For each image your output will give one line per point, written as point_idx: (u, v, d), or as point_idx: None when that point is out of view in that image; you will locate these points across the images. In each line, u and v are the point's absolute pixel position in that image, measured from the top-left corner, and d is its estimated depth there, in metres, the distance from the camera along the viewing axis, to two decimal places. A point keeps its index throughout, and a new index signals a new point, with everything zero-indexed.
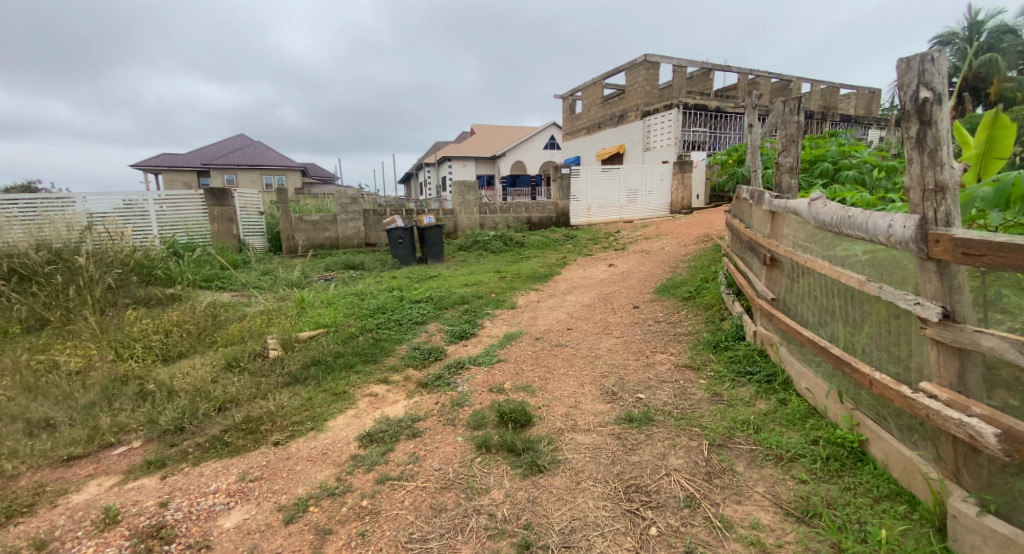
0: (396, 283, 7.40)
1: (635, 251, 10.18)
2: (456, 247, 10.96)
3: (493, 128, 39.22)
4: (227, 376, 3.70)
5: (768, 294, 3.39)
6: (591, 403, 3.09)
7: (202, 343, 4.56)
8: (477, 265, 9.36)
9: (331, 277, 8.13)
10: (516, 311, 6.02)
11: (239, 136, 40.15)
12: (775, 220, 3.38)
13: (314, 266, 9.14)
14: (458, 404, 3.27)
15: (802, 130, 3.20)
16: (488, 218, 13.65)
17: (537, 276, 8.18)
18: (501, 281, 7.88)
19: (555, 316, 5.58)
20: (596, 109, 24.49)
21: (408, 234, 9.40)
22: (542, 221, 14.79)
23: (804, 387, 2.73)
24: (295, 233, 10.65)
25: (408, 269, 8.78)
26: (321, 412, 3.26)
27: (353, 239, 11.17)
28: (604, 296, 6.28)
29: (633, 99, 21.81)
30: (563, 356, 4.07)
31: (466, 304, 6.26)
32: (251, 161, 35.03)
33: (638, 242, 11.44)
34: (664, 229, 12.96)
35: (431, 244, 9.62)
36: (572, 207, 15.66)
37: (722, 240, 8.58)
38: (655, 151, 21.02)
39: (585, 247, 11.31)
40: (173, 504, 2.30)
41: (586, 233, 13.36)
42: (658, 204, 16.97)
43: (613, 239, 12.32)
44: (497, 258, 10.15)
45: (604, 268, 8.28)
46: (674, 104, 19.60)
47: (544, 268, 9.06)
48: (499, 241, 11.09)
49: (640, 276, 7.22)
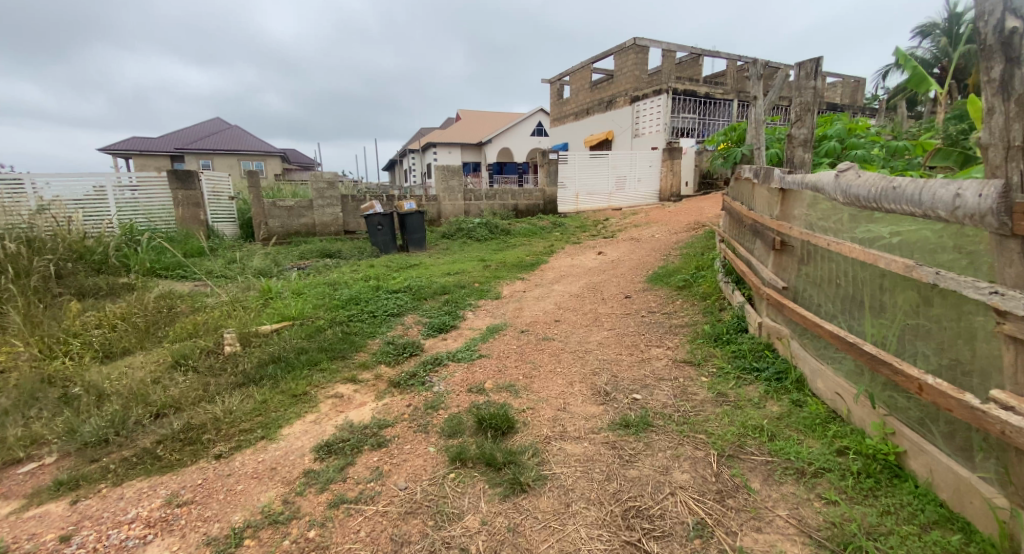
0: (373, 272, 6.97)
1: (624, 239, 9.85)
2: (439, 235, 10.53)
3: (479, 115, 38.50)
4: (172, 377, 3.38)
5: (775, 280, 3.07)
6: (581, 405, 2.75)
7: (150, 340, 4.17)
8: (461, 253, 8.95)
9: (305, 266, 7.67)
10: (500, 302, 5.64)
11: (216, 122, 38.96)
12: (787, 200, 3.04)
13: (288, 255, 8.66)
14: (432, 407, 2.90)
15: (819, 97, 2.84)
16: (473, 205, 13.20)
17: (523, 265, 7.80)
18: (486, 269, 7.50)
19: (542, 307, 5.23)
20: (584, 94, 24.04)
21: (387, 221, 8.95)
22: (529, 208, 14.40)
23: (823, 387, 2.41)
24: (268, 219, 10.23)
25: (388, 257, 8.37)
26: (275, 418, 2.90)
27: (330, 226, 10.82)
28: (593, 285, 5.94)
29: (622, 84, 21.38)
30: (550, 351, 3.73)
31: (447, 295, 5.87)
32: (228, 146, 33.99)
33: (627, 230, 11.11)
34: (654, 217, 12.66)
35: (413, 231, 9.21)
36: (560, 194, 15.28)
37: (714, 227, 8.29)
38: (644, 138, 20.67)
39: (573, 235, 10.98)
40: (77, 538, 1.97)
41: (574, 221, 13.01)
42: (646, 191, 16.70)
43: (602, 227, 11.98)
44: (481, 245, 9.78)
45: (593, 257, 7.94)
46: (664, 90, 19.25)
47: (531, 256, 8.69)
48: (484, 229, 10.68)
49: (632, 264, 6.90)
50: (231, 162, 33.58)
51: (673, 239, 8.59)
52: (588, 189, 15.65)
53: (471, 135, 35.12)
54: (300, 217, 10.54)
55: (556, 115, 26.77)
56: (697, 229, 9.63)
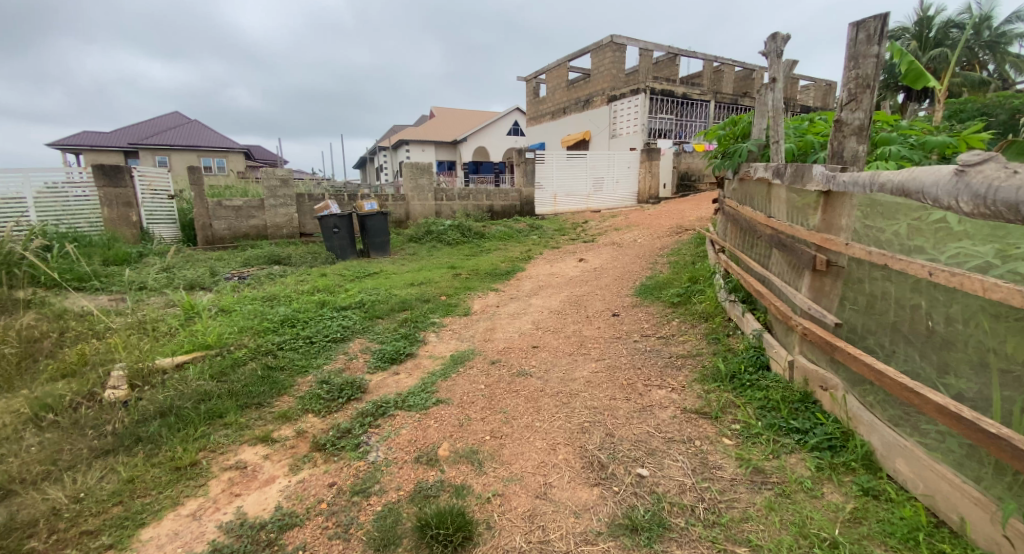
0: (323, 284, 6.09)
1: (605, 244, 9.16)
2: (405, 239, 9.66)
3: (454, 112, 37.51)
4: (18, 442, 2.46)
5: (813, 308, 2.38)
6: (567, 488, 2.01)
7: (23, 377, 3.27)
8: (428, 260, 8.11)
9: (246, 275, 6.75)
10: (467, 320, 4.85)
11: (175, 117, 37.04)
12: (834, 206, 2.31)
13: (229, 262, 7.71)
14: (359, 492, 2.10)
15: (882, 69, 2.14)
16: (444, 206, 12.33)
17: (496, 274, 7.01)
18: (454, 278, 6.68)
19: (516, 327, 4.46)
20: (561, 92, 23.39)
21: (344, 223, 8.04)
22: (505, 210, 13.61)
23: (912, 477, 1.74)
24: (213, 221, 9.39)
25: (345, 265, 7.50)
26: (141, 506, 2.07)
27: (284, 228, 9.97)
28: (575, 299, 5.21)
29: (599, 83, 20.81)
30: (527, 394, 2.94)
31: (406, 311, 5.04)
32: (187, 142, 32.23)
33: (608, 233, 10.46)
34: (635, 219, 12.05)
35: (374, 235, 8.36)
36: (537, 195, 14.55)
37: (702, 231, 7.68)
38: (622, 138, 20.15)
39: (551, 238, 10.28)
40: None
41: (551, 223, 12.31)
42: (625, 193, 16.16)
43: (581, 230, 11.31)
44: (451, 250, 8.96)
45: (573, 264, 7.21)
46: (641, 89, 18.78)
47: (505, 262, 7.92)
48: (455, 231, 9.85)
49: (616, 273, 6.20)
50: (190, 159, 31.80)
51: (658, 245, 7.95)
52: (565, 189, 14.98)
53: (445, 133, 34.13)
54: (249, 218, 9.73)
55: (532, 113, 26.08)
56: (682, 233, 9.02)
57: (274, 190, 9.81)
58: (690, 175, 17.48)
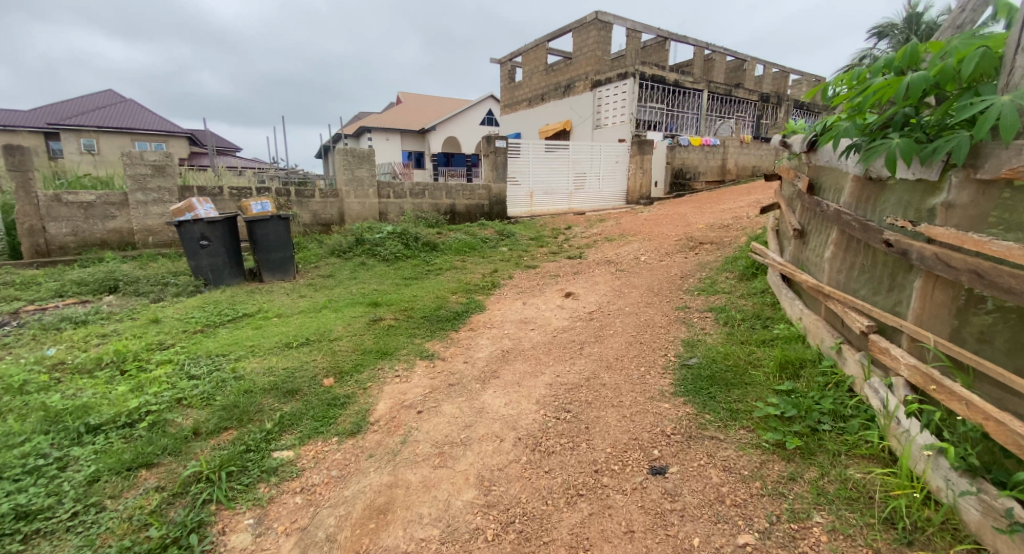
0: (131, 346, 3.57)
1: (598, 263, 6.77)
2: (325, 251, 7.08)
3: (423, 99, 34.57)
4: None
5: None
6: None
7: None
8: (344, 288, 5.58)
9: (25, 322, 4.21)
10: (349, 456, 2.41)
11: (110, 97, 33.40)
12: None
13: (35, 292, 5.10)
14: None
15: None
16: (390, 204, 9.75)
17: (438, 316, 4.54)
18: (368, 327, 4.20)
19: (440, 497, 2.03)
20: (539, 77, 20.91)
21: (216, 232, 5.43)
22: (470, 210, 11.07)
23: None
24: (48, 223, 6.72)
25: (210, 297, 4.93)
26: None
27: (159, 233, 7.31)
28: (563, 394, 2.81)
29: (581, 66, 18.43)
30: None
31: (231, 431, 2.53)
32: (119, 124, 28.66)
33: (598, 246, 8.08)
34: (627, 226, 9.73)
35: (268, 249, 5.78)
36: (510, 193, 12.06)
37: (744, 251, 5.36)
38: (606, 129, 17.82)
39: (524, 252, 7.87)
40: None
41: (526, 229, 9.87)
42: (611, 192, 13.86)
43: (563, 240, 8.94)
44: (386, 269, 6.42)
45: (558, 300, 4.80)
46: (630, 73, 16.51)
47: (457, 293, 5.45)
48: (396, 240, 7.31)
49: (628, 327, 3.84)
50: (122, 143, 28.16)
51: (676, 269, 5.60)
52: (543, 186, 12.55)
53: (412, 121, 31.23)
54: (106, 219, 7.05)
55: (506, 100, 23.49)
56: (702, 253, 6.71)
57: (142, 181, 7.09)
58: (683, 173, 15.29)
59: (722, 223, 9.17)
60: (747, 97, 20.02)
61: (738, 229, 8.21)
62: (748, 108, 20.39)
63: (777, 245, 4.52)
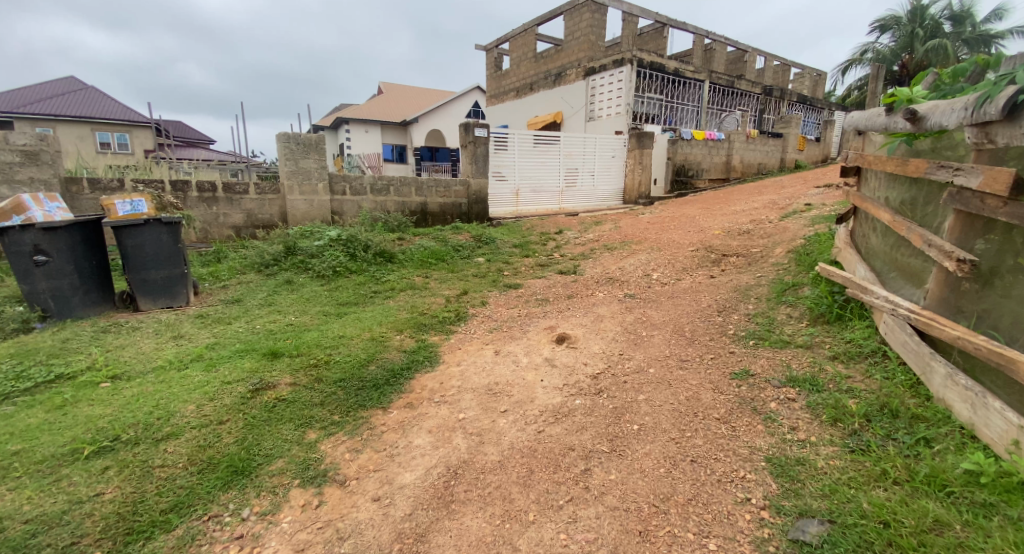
0: None
1: (598, 283, 5.25)
2: (246, 263, 5.47)
3: (406, 90, 32.74)
4: None
5: None
6: None
7: None
8: (246, 324, 3.98)
9: None
10: None
11: (70, 83, 31.22)
12: None
13: None
14: None
15: None
16: (347, 202, 8.15)
17: (362, 379, 2.98)
18: (240, 405, 2.59)
19: None
20: (528, 64, 19.33)
21: (61, 242, 3.83)
22: (446, 209, 9.48)
23: None
24: None
25: (34, 344, 3.33)
26: None
27: None
28: None
29: (573, 52, 16.90)
30: None
31: None
32: (76, 112, 26.50)
33: (596, 258, 6.55)
34: (629, 231, 8.22)
35: (146, 263, 4.13)
36: (493, 190, 10.51)
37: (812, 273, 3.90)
38: (601, 122, 16.31)
39: (505, 263, 6.35)
40: None
41: (509, 233, 8.31)
42: (606, 190, 12.41)
43: (554, 247, 7.42)
44: (319, 289, 4.85)
45: (546, 349, 3.25)
46: (627, 60, 15.02)
47: (406, 328, 3.90)
48: (339, 250, 5.71)
49: (660, 415, 2.33)
50: (81, 132, 26.05)
51: (708, 297, 4.09)
52: (531, 183, 11.01)
53: (394, 113, 29.44)
54: None
55: (493, 90, 21.87)
56: (731, 272, 5.20)
57: (5, 171, 5.43)
58: (685, 170, 13.85)
59: (742, 229, 7.70)
60: (750, 89, 18.61)
61: (765, 239, 6.73)
62: (750, 101, 18.99)
63: (869, 271, 3.12)
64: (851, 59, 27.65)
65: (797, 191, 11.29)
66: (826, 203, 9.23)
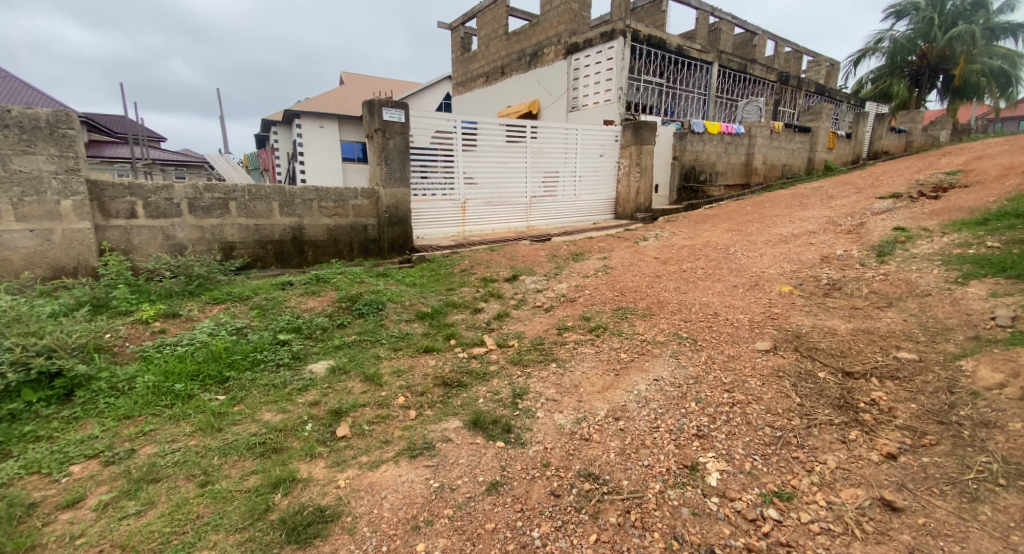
0: None
1: (555, 508, 1.87)
2: None
3: (368, 80, 29.04)
4: None
5: None
6: None
7: None
8: None
9: None
10: None
11: None
12: None
13: None
14: None
15: None
16: (136, 228, 4.75)
17: None
18: None
19: None
20: (499, 44, 15.83)
21: None
22: (339, 232, 5.98)
23: None
24: None
25: None
26: None
27: None
28: None
29: (550, 25, 13.45)
30: None
31: None
32: None
33: (565, 361, 3.17)
34: (626, 280, 4.87)
35: None
36: (424, 203, 7.00)
37: None
38: (586, 112, 12.96)
39: (365, 380, 2.93)
40: None
41: (427, 283, 4.94)
42: (593, 200, 9.08)
43: (491, 322, 4.04)
44: None
45: None
46: (618, 32, 11.61)
47: None
48: None
49: None
50: None
51: None
52: (483, 192, 7.57)
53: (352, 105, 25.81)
54: None
55: (459, 76, 18.36)
56: (930, 496, 1.81)
57: None
58: (695, 173, 10.53)
59: (823, 284, 4.36)
60: (765, 75, 15.38)
61: (900, 319, 3.34)
62: (765, 89, 15.70)
63: None
64: (864, 48, 24.63)
65: (857, 204, 8.07)
66: (927, 228, 5.92)
